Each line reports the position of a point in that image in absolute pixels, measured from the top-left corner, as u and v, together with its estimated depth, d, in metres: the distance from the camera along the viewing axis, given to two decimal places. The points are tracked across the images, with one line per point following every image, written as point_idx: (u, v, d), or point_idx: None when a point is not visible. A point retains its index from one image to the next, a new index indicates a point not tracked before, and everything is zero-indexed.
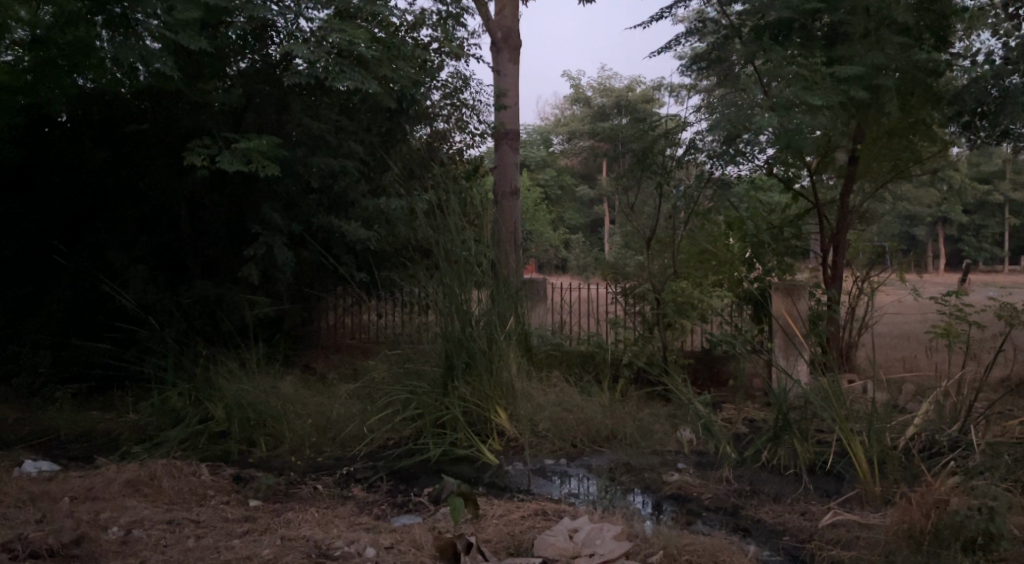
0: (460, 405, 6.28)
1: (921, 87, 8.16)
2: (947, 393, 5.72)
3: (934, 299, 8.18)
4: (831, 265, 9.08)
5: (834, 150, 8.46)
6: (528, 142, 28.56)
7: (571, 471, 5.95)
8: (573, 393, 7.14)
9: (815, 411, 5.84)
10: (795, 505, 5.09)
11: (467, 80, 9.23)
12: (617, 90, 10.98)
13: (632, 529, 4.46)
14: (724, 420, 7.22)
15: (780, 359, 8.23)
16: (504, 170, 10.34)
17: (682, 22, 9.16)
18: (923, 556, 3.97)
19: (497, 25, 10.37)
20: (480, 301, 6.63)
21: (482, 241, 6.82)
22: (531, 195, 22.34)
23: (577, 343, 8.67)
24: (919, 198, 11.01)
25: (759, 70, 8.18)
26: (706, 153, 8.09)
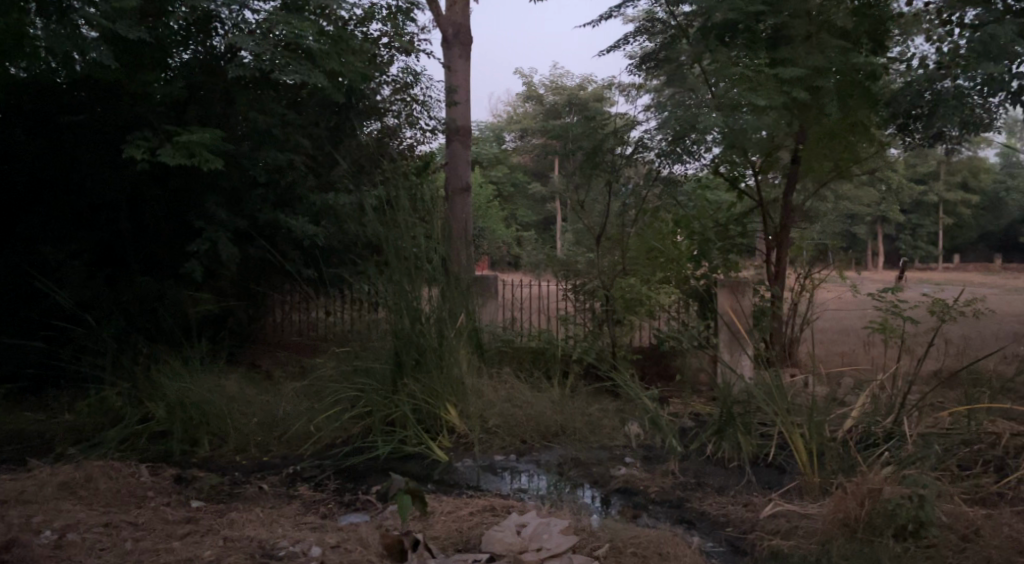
0: (409, 402, 6.28)
1: (860, 89, 8.40)
2: (883, 387, 5.89)
3: (872, 295, 8.43)
4: (775, 262, 9.28)
5: (777, 150, 8.68)
6: (480, 139, 28.54)
7: (521, 466, 5.99)
8: (523, 389, 7.17)
9: (758, 405, 5.97)
10: (737, 497, 5.22)
11: (418, 76, 9.14)
12: (569, 88, 11.02)
13: (579, 523, 4.52)
14: (671, 415, 7.34)
15: (724, 354, 8.38)
16: (455, 167, 10.25)
17: (631, 21, 9.28)
18: (857, 544, 4.11)
19: (448, 21, 10.33)
20: (431, 299, 6.60)
21: (432, 237, 6.82)
22: (483, 192, 22.33)
23: (528, 339, 8.72)
24: (861, 197, 11.31)
25: (706, 70, 8.39)
26: (656, 151, 8.43)
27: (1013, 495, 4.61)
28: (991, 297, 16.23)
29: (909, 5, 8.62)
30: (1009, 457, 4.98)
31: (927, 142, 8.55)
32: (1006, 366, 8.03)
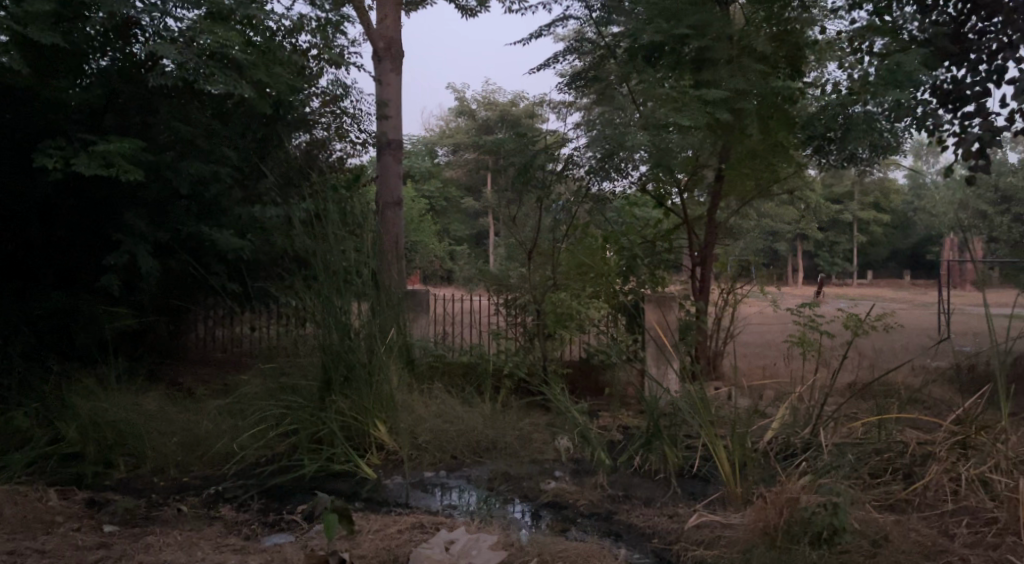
0: (338, 419, 6.19)
1: (778, 111, 8.75)
2: (801, 398, 6.11)
3: (791, 310, 8.73)
4: (699, 278, 9.57)
5: (702, 168, 8.94)
6: (412, 153, 28.54)
7: (451, 483, 5.99)
8: (454, 404, 7.16)
9: (683, 417, 6.12)
10: (663, 508, 5.32)
11: (348, 88, 9.04)
12: (502, 104, 11.12)
13: (508, 539, 4.55)
14: (600, 428, 7.43)
15: (652, 368, 8.59)
16: (386, 181, 10.16)
17: (561, 40, 9.45)
18: (775, 552, 4.25)
19: (379, 35, 10.28)
20: (361, 313, 6.53)
21: (362, 251, 6.78)
22: (415, 206, 22.32)
23: (459, 354, 8.73)
24: (781, 215, 11.73)
25: (634, 90, 8.60)
26: (585, 169, 8.38)
27: (920, 500, 4.82)
28: (900, 313, 17.05)
29: (824, 32, 9.02)
30: (916, 465, 5.21)
31: (843, 163, 8.89)
32: (914, 378, 8.41)
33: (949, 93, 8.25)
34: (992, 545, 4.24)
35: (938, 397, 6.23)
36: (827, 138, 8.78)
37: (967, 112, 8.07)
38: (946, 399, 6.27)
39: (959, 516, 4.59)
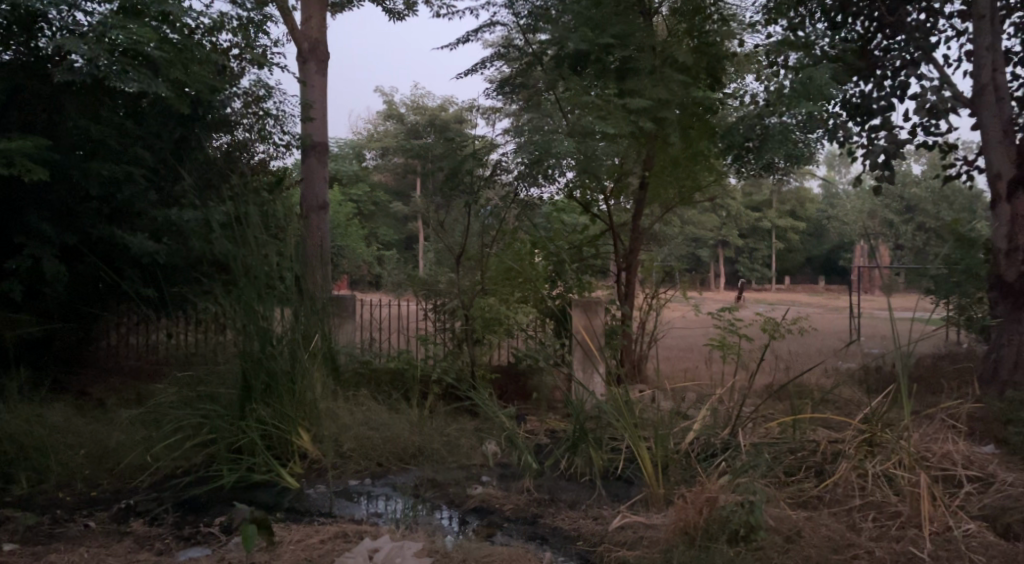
0: (258, 428, 6.04)
1: (699, 121, 9.01)
2: (721, 400, 6.24)
3: (712, 315, 8.96)
4: (625, 282, 9.76)
5: (627, 176, 9.20)
6: (338, 156, 28.21)
7: (376, 490, 5.94)
8: (379, 411, 7.10)
9: (608, 420, 6.21)
10: (588, 511, 5.39)
11: (271, 88, 8.76)
12: (430, 109, 11.06)
13: (433, 545, 4.53)
14: (527, 432, 7.45)
15: (578, 372, 8.68)
16: (311, 185, 9.95)
17: (489, 45, 9.46)
18: (694, 550, 4.35)
19: (303, 36, 10.04)
20: (283, 319, 6.41)
21: (285, 255, 6.64)
22: (342, 210, 22.03)
23: (385, 360, 8.65)
24: (704, 221, 12.01)
25: (559, 97, 8.67)
26: (514, 173, 8.47)
27: (830, 497, 5.03)
28: (815, 317, 17.76)
29: (742, 45, 9.33)
30: (827, 462, 5.41)
31: (760, 171, 9.23)
32: (827, 380, 8.76)
33: (858, 106, 8.86)
34: (896, 538, 4.45)
35: (847, 397, 6.50)
36: (744, 147, 8.89)
37: (875, 125, 8.46)
38: (856, 399, 6.51)
39: (866, 511, 4.80)
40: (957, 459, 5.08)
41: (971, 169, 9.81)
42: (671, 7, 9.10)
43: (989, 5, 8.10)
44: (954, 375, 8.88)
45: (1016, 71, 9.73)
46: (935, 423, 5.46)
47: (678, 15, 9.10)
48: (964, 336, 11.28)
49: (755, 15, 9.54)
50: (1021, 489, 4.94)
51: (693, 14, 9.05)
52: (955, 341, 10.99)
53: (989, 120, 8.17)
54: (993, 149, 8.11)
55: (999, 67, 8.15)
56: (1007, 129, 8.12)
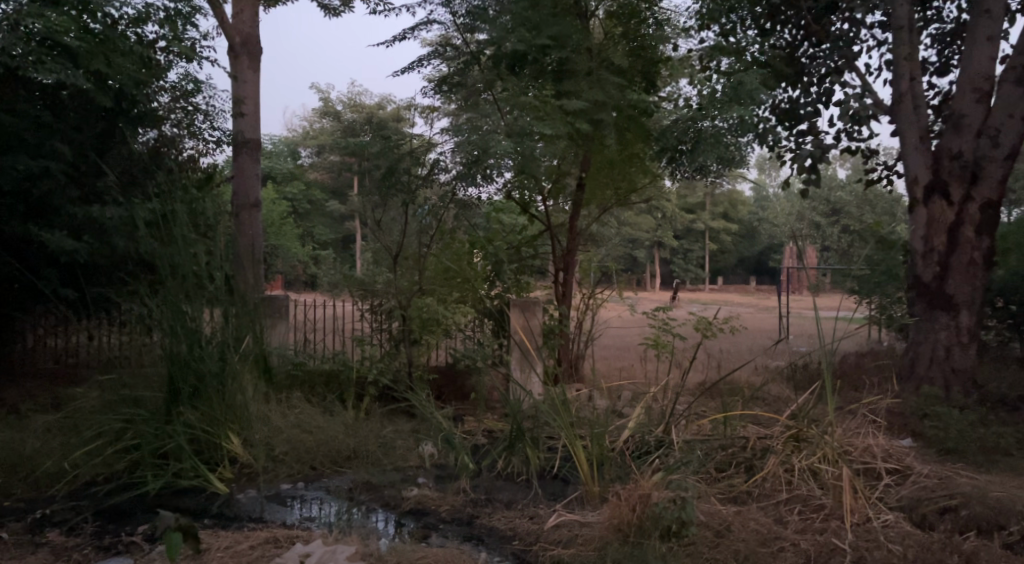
0: (185, 433, 5.87)
1: (635, 123, 9.15)
2: (656, 398, 6.32)
3: (647, 314, 9.06)
4: (562, 283, 9.79)
5: (564, 177, 9.25)
6: (273, 153, 27.62)
7: (308, 494, 5.83)
8: (313, 414, 6.99)
9: (545, 420, 6.23)
10: (524, 510, 5.40)
11: (201, 82, 8.48)
12: (368, 107, 10.92)
13: (367, 548, 4.47)
14: (465, 432, 7.41)
15: (515, 372, 8.67)
16: (242, 183, 9.64)
17: (426, 44, 9.37)
18: (628, 547, 4.40)
19: (234, 29, 9.70)
20: (212, 320, 6.26)
21: (214, 255, 6.48)
22: (277, 209, 21.60)
23: (319, 362, 8.51)
24: (641, 223, 12.16)
25: (497, 98, 8.71)
26: (453, 173, 8.33)
27: (759, 491, 5.14)
28: (746, 316, 18.20)
29: (676, 50, 9.55)
30: (757, 458, 5.52)
31: (693, 174, 9.37)
32: (757, 377, 8.98)
33: (787, 112, 9.12)
34: (819, 529, 4.58)
35: (776, 395, 6.65)
36: (678, 149, 9.07)
37: (802, 130, 8.71)
38: (785, 396, 6.67)
39: (792, 504, 4.93)
40: (877, 452, 5.27)
41: (891, 174, 10.18)
42: (608, 10, 9.24)
43: (907, 16, 8.42)
44: (876, 371, 9.20)
45: (932, 81, 10.14)
46: (858, 418, 5.64)
47: (614, 18, 9.23)
48: (885, 334, 11.72)
49: (689, 20, 9.75)
50: (935, 480, 5.15)
51: (628, 18, 9.19)
52: (877, 339, 11.40)
53: (908, 127, 8.48)
54: (910, 155, 8.43)
55: (916, 76, 8.48)
56: (923, 137, 8.42)
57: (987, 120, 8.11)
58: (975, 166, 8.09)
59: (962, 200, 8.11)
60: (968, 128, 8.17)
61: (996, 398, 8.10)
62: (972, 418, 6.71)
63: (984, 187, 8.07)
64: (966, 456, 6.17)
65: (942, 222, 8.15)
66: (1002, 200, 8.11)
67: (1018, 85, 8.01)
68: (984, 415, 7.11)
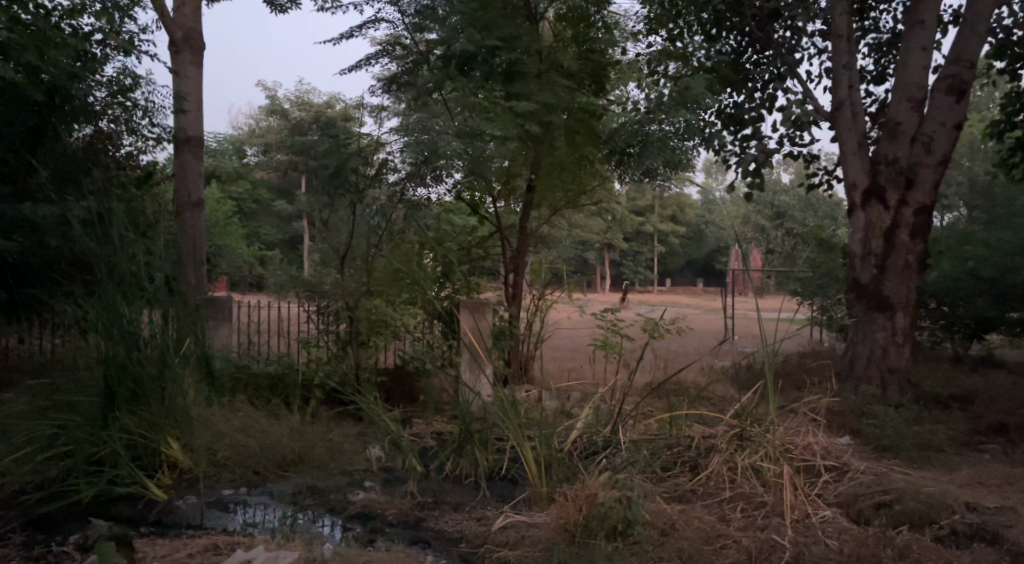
0: (122, 438, 5.72)
1: (584, 126, 9.04)
2: (604, 399, 6.33)
3: (596, 315, 9.09)
4: (513, 284, 9.75)
5: (515, 178, 9.19)
6: (218, 152, 27.12)
7: (251, 499, 5.72)
8: (259, 418, 6.87)
9: (494, 422, 6.20)
10: (472, 512, 5.37)
11: (139, 77, 8.25)
12: (315, 105, 10.77)
13: (310, 553, 4.38)
14: (413, 435, 7.34)
15: (465, 374, 8.58)
16: (184, 181, 9.40)
17: (374, 43, 9.28)
18: (574, 547, 4.40)
19: (176, 23, 9.43)
20: (151, 323, 6.09)
21: (153, 255, 6.30)
22: (222, 207, 21.16)
23: (264, 364, 8.36)
24: (591, 225, 12.22)
25: (446, 98, 8.68)
26: (402, 174, 8.34)
27: (703, 490, 5.20)
28: (693, 317, 18.45)
29: (624, 54, 9.59)
30: (701, 457, 5.59)
31: (640, 177, 9.38)
32: (703, 377, 9.09)
33: (732, 117, 9.28)
34: (761, 526, 4.66)
35: (722, 394, 6.73)
36: (626, 153, 9.14)
37: (747, 135, 8.86)
38: (730, 395, 6.76)
39: (735, 502, 5.00)
40: (817, 450, 5.38)
41: (831, 179, 10.42)
42: (558, 13, 9.33)
43: (846, 25, 8.63)
44: (817, 371, 9.39)
45: (869, 89, 10.41)
46: (799, 416, 5.75)
47: (564, 21, 9.26)
48: (826, 334, 11.99)
49: (637, 24, 9.85)
50: (872, 477, 5.28)
51: (577, 22, 9.25)
52: (819, 339, 11.65)
53: (848, 133, 8.68)
54: (849, 160, 8.64)
55: (854, 83, 8.71)
56: (862, 143, 8.66)
57: (921, 127, 8.35)
58: (909, 172, 8.32)
59: (897, 204, 8.33)
60: (903, 135, 8.40)
61: (930, 397, 8.36)
62: (908, 416, 6.89)
63: (918, 192, 8.30)
64: (901, 453, 6.34)
65: (879, 225, 8.37)
66: (935, 205, 8.36)
67: (949, 94, 8.25)
68: (918, 413, 7.33)
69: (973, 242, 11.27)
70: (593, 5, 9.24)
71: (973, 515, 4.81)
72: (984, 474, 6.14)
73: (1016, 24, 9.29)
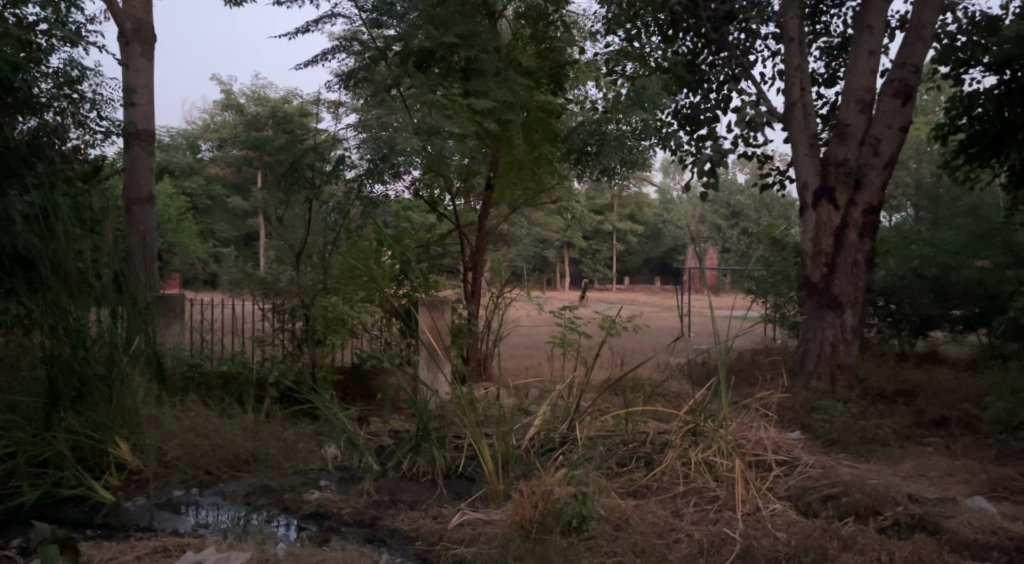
0: (68, 439, 5.58)
1: (543, 125, 9.16)
2: (561, 396, 6.34)
3: (554, 312, 9.11)
4: (472, 281, 9.74)
5: (474, 176, 9.20)
6: (171, 146, 26.57)
7: (203, 500, 5.62)
8: (211, 418, 6.76)
9: (451, 420, 6.17)
10: (428, 510, 5.34)
11: (86, 69, 8.10)
12: (271, 100, 10.60)
13: (262, 553, 4.33)
14: (370, 433, 7.28)
15: (423, 372, 8.54)
16: (134, 175, 9.22)
17: (331, 38, 9.18)
18: (530, 543, 4.41)
19: (125, 14, 9.18)
20: (99, 321, 5.95)
21: (102, 252, 6.16)
22: (175, 203, 20.74)
23: (218, 363, 8.22)
24: (550, 223, 12.24)
25: (404, 95, 8.61)
26: (359, 170, 7.99)
27: (658, 485, 5.25)
28: (650, 315, 18.63)
29: (583, 53, 9.70)
30: (656, 453, 5.64)
31: (598, 177, 9.48)
32: (659, 373, 9.18)
33: (688, 117, 9.40)
34: (713, 520, 4.73)
35: (677, 390, 6.80)
36: (584, 152, 9.15)
37: (702, 135, 8.96)
38: (685, 391, 6.82)
39: (689, 497, 5.06)
40: (768, 444, 5.47)
41: (784, 180, 10.61)
42: (516, 11, 9.21)
43: (797, 29, 8.79)
44: (770, 367, 9.55)
45: (821, 92, 10.60)
46: (752, 412, 5.85)
47: (523, 19, 9.23)
48: (780, 332, 12.19)
49: (595, 24, 9.92)
50: (820, 471, 5.39)
51: (536, 21, 9.25)
52: (772, 337, 11.83)
53: (799, 134, 8.84)
54: (801, 161, 8.79)
55: (806, 86, 8.86)
56: (813, 144, 8.82)
57: (869, 130, 8.53)
58: (858, 173, 8.49)
59: (846, 205, 8.50)
60: (852, 138, 8.57)
61: (877, 392, 8.56)
62: (857, 411, 7.05)
63: (865, 193, 8.48)
64: (849, 447, 6.48)
65: (829, 225, 8.53)
66: (882, 206, 8.54)
67: (896, 97, 8.43)
68: (866, 408, 7.50)
69: (920, 242, 11.56)
70: (551, 4, 9.26)
71: (915, 506, 4.95)
72: (927, 466, 6.31)
73: (961, 30, 9.52)
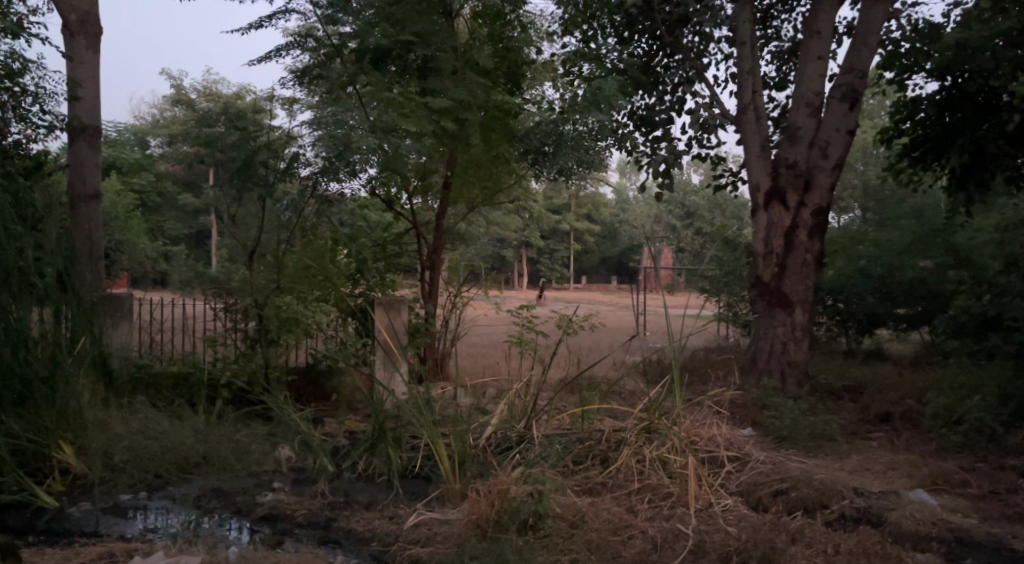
0: (8, 442, 5.43)
1: (500, 124, 9.13)
2: (517, 395, 6.35)
3: (511, 312, 9.10)
4: (429, 281, 9.70)
5: (430, 174, 9.17)
6: (120, 142, 25.90)
7: (152, 504, 5.50)
8: (160, 420, 6.62)
9: (407, 421, 6.13)
10: (384, 511, 5.30)
11: (28, 62, 7.83)
12: (223, 96, 10.38)
13: (213, 557, 4.24)
14: (325, 434, 7.20)
15: (378, 373, 8.45)
16: (79, 171, 8.96)
17: (285, 34, 9.05)
18: (486, 543, 4.41)
19: (70, 6, 8.91)
20: (42, 321, 5.80)
21: (45, 250, 6.02)
22: (123, 200, 20.21)
23: (168, 364, 8.04)
24: (507, 222, 12.22)
25: (360, 93, 8.51)
26: (314, 167, 7.91)
27: (614, 481, 5.27)
28: (606, 314, 18.72)
29: (540, 53, 9.78)
30: (612, 450, 5.65)
31: (555, 177, 9.72)
32: (614, 372, 9.23)
33: (643, 118, 9.49)
34: (666, 516, 4.78)
35: (632, 388, 6.84)
36: (540, 151, 9.33)
37: (656, 136, 9.05)
38: (639, 389, 6.87)
39: (643, 494, 5.09)
40: (720, 441, 5.54)
41: (737, 181, 10.75)
42: (473, 10, 9.26)
43: (749, 32, 8.93)
44: (723, 365, 9.68)
45: (772, 95, 10.79)
46: (705, 410, 5.91)
47: (480, 18, 9.31)
48: (733, 330, 12.36)
49: (551, 24, 9.94)
50: (770, 466, 5.46)
51: (494, 20, 9.32)
52: (726, 335, 11.99)
53: (750, 136, 9.00)
54: (752, 163, 8.94)
55: (758, 89, 9.01)
56: (765, 146, 8.97)
57: (818, 133, 8.71)
58: (807, 175, 8.66)
59: (797, 205, 8.66)
60: (802, 140, 8.73)
61: (826, 389, 8.75)
62: (807, 408, 7.18)
63: (815, 194, 8.65)
64: (799, 443, 6.60)
65: (780, 226, 8.68)
66: (831, 207, 8.73)
67: (844, 102, 8.61)
68: (815, 405, 7.65)
69: (868, 243, 11.84)
70: (508, 4, 9.30)
71: (861, 500, 5.06)
72: (873, 461, 6.46)
73: (905, 37, 9.78)
